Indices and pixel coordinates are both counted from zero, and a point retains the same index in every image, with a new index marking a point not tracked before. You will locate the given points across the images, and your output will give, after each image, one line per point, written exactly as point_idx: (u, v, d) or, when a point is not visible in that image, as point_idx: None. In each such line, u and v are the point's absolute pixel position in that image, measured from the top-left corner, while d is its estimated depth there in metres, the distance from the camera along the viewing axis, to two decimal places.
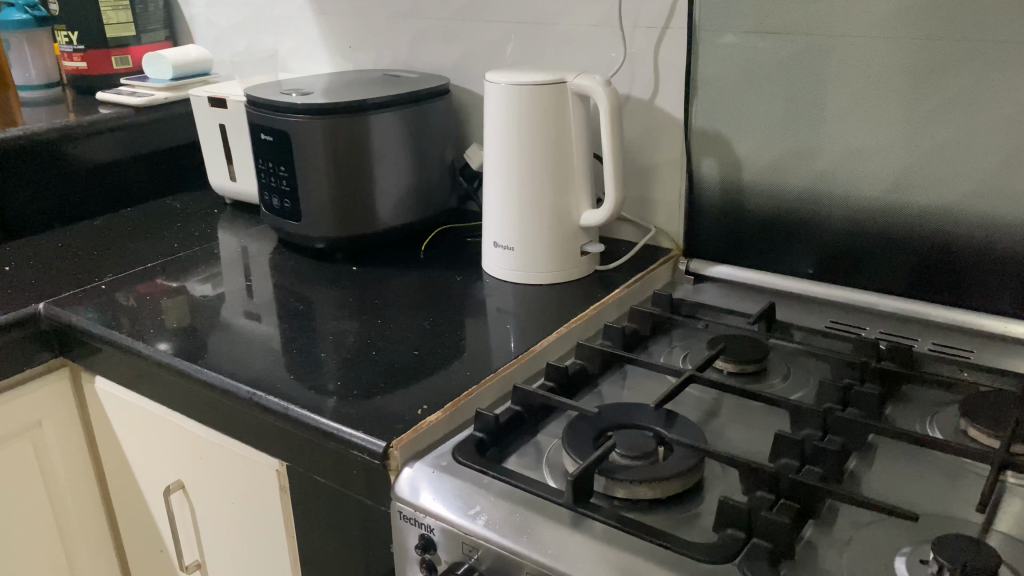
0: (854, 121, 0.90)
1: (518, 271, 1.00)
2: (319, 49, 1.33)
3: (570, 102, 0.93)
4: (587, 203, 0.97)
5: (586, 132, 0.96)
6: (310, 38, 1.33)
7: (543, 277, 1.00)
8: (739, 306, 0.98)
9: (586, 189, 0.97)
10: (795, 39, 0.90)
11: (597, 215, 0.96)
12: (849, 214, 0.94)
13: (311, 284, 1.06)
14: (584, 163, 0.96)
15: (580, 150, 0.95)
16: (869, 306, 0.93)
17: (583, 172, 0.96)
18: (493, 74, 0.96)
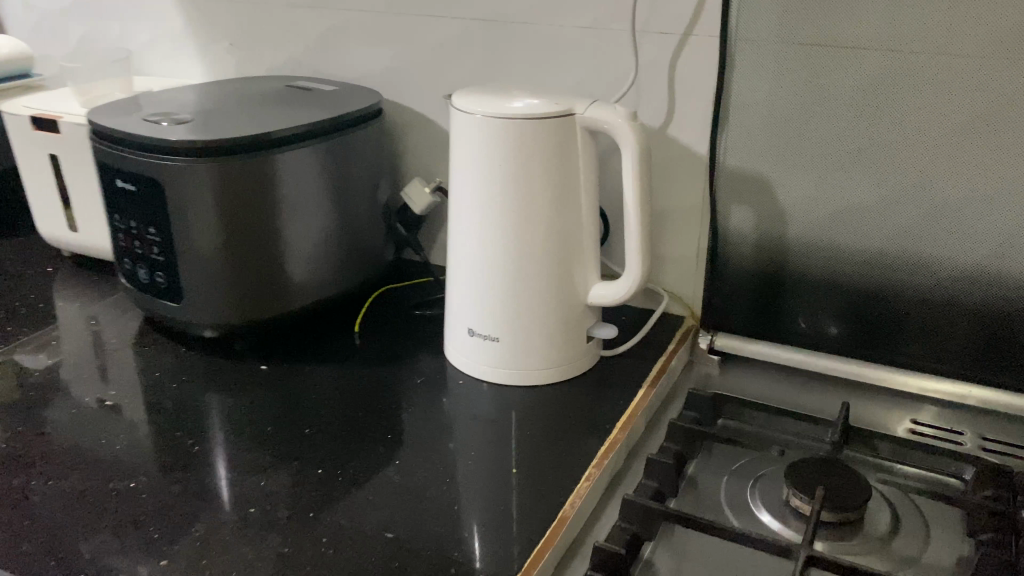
0: (943, 168, 0.69)
1: (504, 369, 0.73)
2: (187, 46, 1.00)
3: (576, 141, 0.67)
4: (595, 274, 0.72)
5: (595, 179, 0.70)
6: (174, 31, 1.00)
7: (538, 375, 0.73)
8: (789, 401, 0.77)
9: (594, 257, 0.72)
10: (869, 57, 0.68)
11: (612, 293, 0.71)
12: (932, 284, 0.73)
13: (203, 391, 0.75)
14: (592, 221, 0.71)
15: (589, 205, 0.70)
16: (952, 398, 0.74)
17: (591, 234, 0.71)
18: (464, 99, 0.69)
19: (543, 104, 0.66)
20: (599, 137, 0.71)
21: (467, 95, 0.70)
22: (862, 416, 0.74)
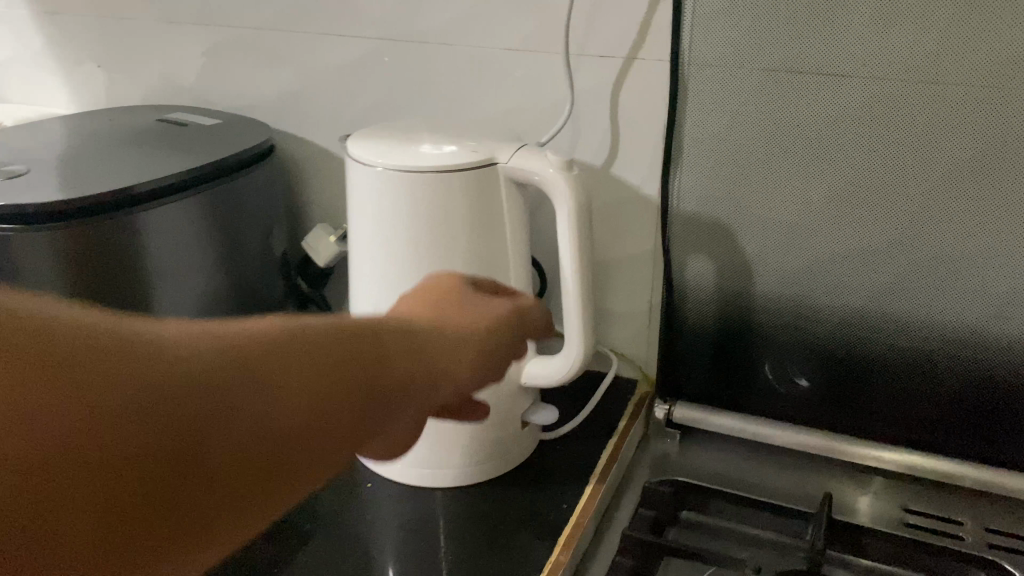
0: (937, 215, 0.58)
1: (424, 469, 0.61)
2: (47, 69, 0.86)
3: (499, 197, 0.55)
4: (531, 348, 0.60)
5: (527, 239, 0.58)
6: (31, 51, 0.85)
7: (467, 474, 0.61)
8: (759, 487, 0.66)
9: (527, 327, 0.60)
10: (847, 86, 0.56)
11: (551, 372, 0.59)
12: (921, 347, 0.62)
13: None
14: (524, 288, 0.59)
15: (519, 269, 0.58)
16: (946, 479, 0.63)
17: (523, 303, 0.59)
18: (362, 146, 0.56)
19: (454, 154, 0.54)
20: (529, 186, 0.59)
21: (365, 141, 0.57)
22: (844, 503, 0.63)
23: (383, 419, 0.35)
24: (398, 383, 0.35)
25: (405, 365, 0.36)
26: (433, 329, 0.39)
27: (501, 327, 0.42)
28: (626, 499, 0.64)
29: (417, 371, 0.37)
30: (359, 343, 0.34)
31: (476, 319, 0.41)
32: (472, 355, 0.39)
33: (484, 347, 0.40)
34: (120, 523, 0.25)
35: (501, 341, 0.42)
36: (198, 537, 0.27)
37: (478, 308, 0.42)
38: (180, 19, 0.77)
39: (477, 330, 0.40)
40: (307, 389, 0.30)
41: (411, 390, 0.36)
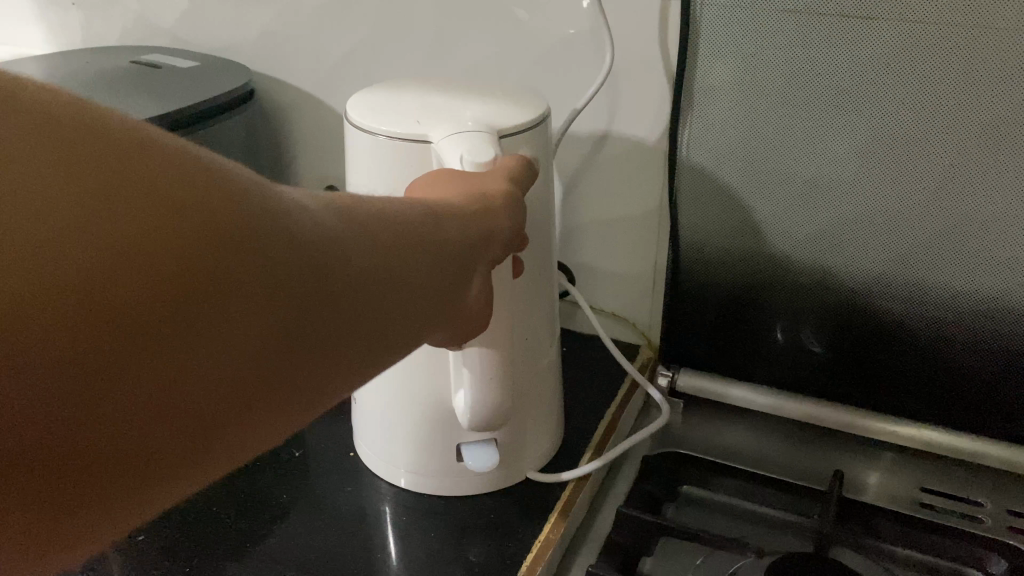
0: (968, 176, 0.53)
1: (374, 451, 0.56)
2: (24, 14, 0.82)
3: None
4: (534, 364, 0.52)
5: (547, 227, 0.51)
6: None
7: (463, 484, 0.54)
8: (765, 462, 0.62)
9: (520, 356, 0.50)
10: (872, 32, 0.51)
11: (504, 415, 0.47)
12: (941, 316, 0.58)
13: None
14: (535, 295, 0.51)
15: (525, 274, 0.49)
16: (968, 458, 0.60)
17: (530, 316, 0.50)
18: (365, 97, 0.50)
19: (464, 131, 0.43)
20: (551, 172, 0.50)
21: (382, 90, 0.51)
22: (853, 481, 0.60)
23: (409, 289, 0.31)
24: (409, 259, 0.31)
25: (412, 246, 0.31)
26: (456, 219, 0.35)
27: (510, 175, 0.42)
28: (625, 472, 0.61)
29: (418, 253, 0.32)
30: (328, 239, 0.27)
31: (501, 194, 0.39)
32: (500, 226, 0.38)
33: (516, 219, 0.40)
34: (138, 427, 0.22)
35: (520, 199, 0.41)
36: (261, 416, 0.25)
37: (485, 180, 0.40)
38: None
39: (510, 204, 0.39)
40: (297, 267, 0.25)
41: (439, 265, 0.33)
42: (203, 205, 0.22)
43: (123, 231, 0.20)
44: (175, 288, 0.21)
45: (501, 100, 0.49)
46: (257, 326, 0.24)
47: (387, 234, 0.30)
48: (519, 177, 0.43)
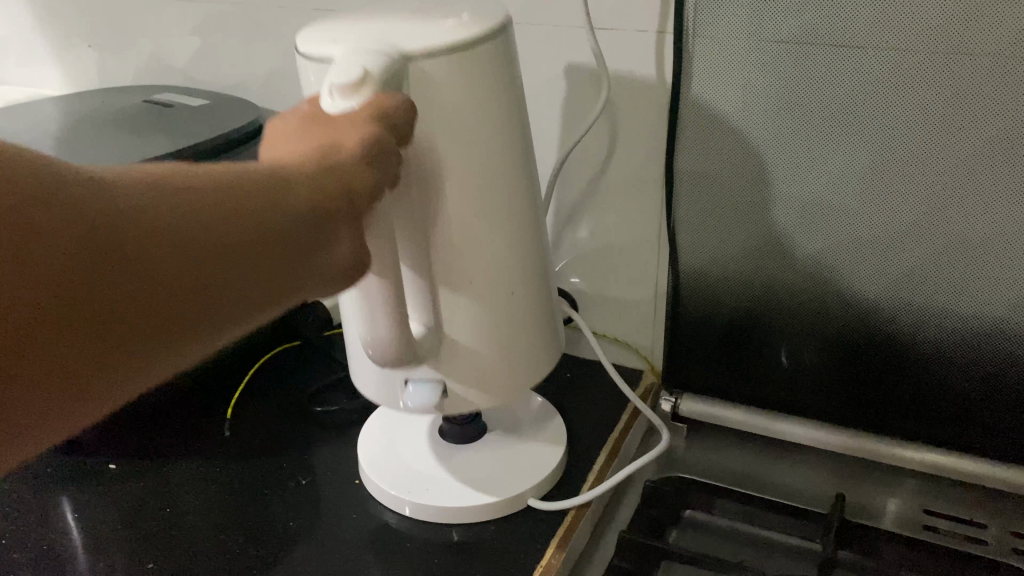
0: (958, 201, 0.54)
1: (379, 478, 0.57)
2: (43, 51, 0.85)
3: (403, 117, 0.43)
4: (469, 313, 0.49)
5: (500, 165, 0.46)
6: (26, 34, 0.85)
7: (465, 512, 0.54)
8: (770, 484, 0.63)
9: (432, 296, 0.48)
10: (862, 59, 0.52)
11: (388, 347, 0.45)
12: (941, 336, 0.58)
13: (38, 504, 0.59)
14: (473, 241, 0.47)
15: (459, 214, 0.46)
16: (975, 480, 0.59)
17: (462, 259, 0.47)
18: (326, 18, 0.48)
19: (352, 54, 0.40)
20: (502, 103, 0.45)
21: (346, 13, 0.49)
22: (858, 503, 0.60)
23: (269, 235, 0.33)
24: (230, 244, 0.31)
25: (236, 230, 0.31)
26: (303, 195, 0.35)
27: (376, 118, 0.38)
28: (627, 501, 0.61)
29: (246, 238, 0.32)
30: (117, 214, 0.28)
31: (354, 149, 0.37)
32: (354, 196, 0.37)
33: (367, 179, 0.37)
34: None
35: (385, 150, 0.38)
36: (79, 399, 0.28)
37: (345, 127, 0.38)
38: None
39: (361, 162, 0.37)
40: (80, 257, 0.26)
41: (271, 249, 0.33)
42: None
43: None
44: None
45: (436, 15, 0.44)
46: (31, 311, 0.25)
47: (207, 214, 0.31)
48: (387, 115, 0.38)
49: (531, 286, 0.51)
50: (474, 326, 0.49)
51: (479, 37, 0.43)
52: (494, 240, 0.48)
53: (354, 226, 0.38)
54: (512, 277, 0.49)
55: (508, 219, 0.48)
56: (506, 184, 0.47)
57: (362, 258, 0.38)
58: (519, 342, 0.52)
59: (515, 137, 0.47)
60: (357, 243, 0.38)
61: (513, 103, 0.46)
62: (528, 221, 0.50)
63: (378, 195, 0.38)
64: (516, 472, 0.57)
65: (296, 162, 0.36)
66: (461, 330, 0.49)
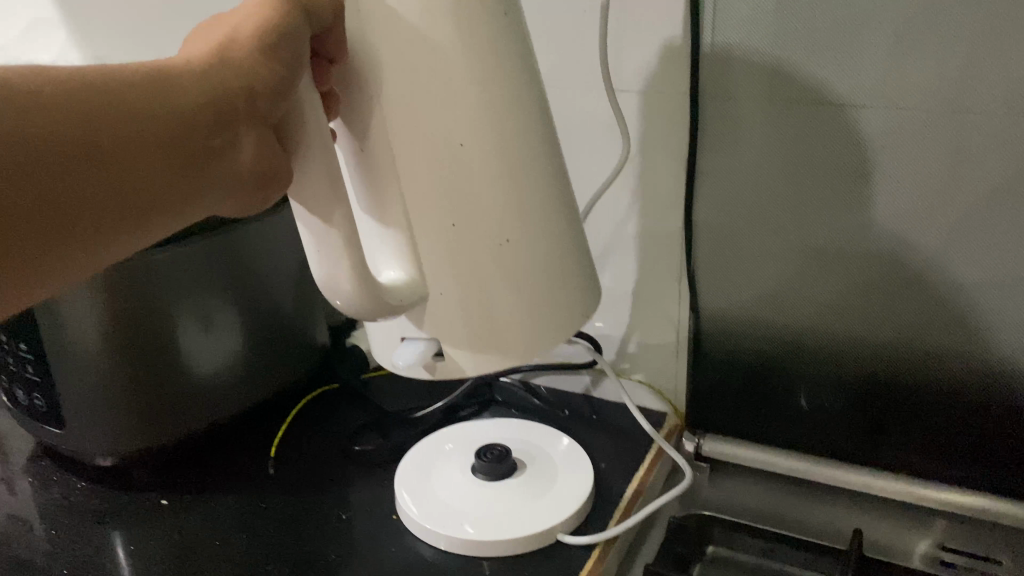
0: (960, 246, 0.57)
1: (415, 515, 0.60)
2: None
3: (358, 40, 0.41)
4: (446, 257, 0.45)
5: (478, 86, 0.42)
6: None
7: (499, 544, 0.57)
8: (791, 522, 0.65)
9: (406, 232, 0.45)
10: (867, 118, 0.56)
11: (344, 290, 0.43)
12: (952, 377, 0.61)
13: (94, 535, 0.63)
14: (449, 170, 0.43)
15: (429, 138, 0.43)
16: (992, 517, 0.61)
17: (437, 190, 0.43)
18: None
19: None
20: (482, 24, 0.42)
21: None
22: (877, 540, 0.62)
23: (140, 115, 0.34)
24: (129, 145, 0.34)
25: (137, 131, 0.34)
26: (196, 90, 0.37)
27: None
28: (652, 537, 0.63)
29: (145, 140, 0.34)
30: (19, 125, 0.30)
31: (250, 38, 0.38)
32: (256, 90, 0.38)
33: (269, 74, 0.38)
34: None
35: (292, 35, 0.39)
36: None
37: (248, 17, 0.39)
38: None
39: (261, 56, 0.38)
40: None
41: (174, 147, 0.36)
42: None
43: None
44: None
45: None
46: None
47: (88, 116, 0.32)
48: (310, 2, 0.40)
49: (540, 225, 0.46)
50: (456, 267, 0.45)
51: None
52: (476, 170, 0.43)
53: (261, 125, 0.39)
54: (506, 213, 0.45)
55: (494, 149, 0.44)
56: (491, 107, 0.43)
57: (274, 158, 0.39)
58: (517, 289, 0.46)
59: (502, 54, 0.43)
60: (267, 142, 0.39)
61: (494, 20, 0.43)
62: (528, 155, 0.45)
63: (291, 90, 0.39)
64: (548, 510, 0.60)
65: (189, 57, 0.38)
66: (442, 276, 0.45)
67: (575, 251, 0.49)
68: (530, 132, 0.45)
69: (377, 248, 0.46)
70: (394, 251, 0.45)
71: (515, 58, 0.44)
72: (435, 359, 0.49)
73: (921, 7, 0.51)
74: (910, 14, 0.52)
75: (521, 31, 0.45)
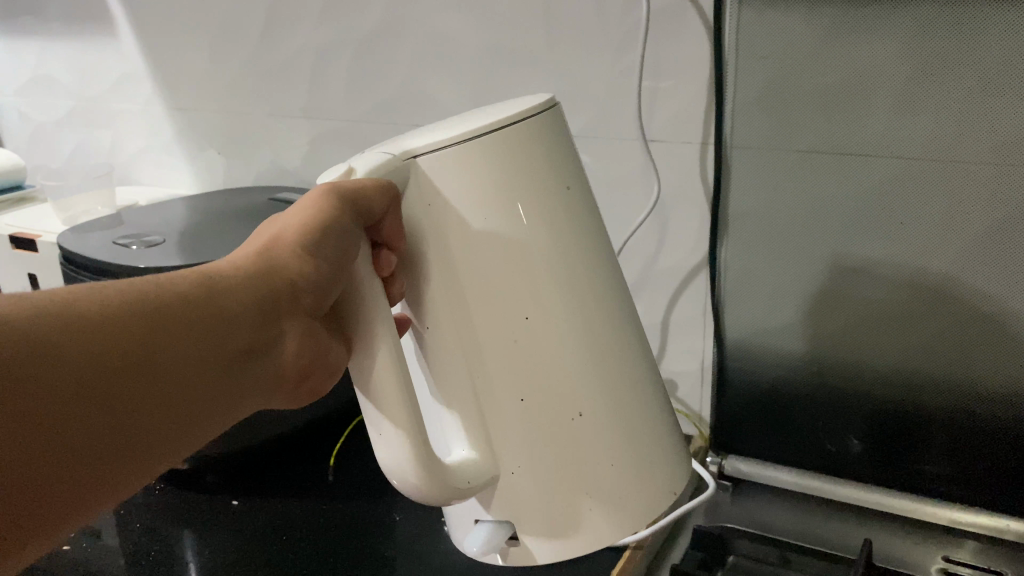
0: (959, 283, 0.63)
1: None
2: (188, 157, 1.04)
3: (431, 212, 0.47)
4: (516, 430, 0.50)
5: (547, 263, 0.48)
6: (176, 143, 1.04)
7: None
8: (806, 533, 0.70)
9: (474, 414, 0.50)
10: (870, 169, 0.63)
11: (406, 479, 0.47)
12: (958, 402, 0.66)
13: (173, 530, 0.70)
14: (519, 349, 0.48)
15: (501, 319, 0.48)
16: (993, 532, 0.66)
17: (510, 368, 0.49)
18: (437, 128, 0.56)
19: (363, 159, 0.47)
20: (546, 197, 0.48)
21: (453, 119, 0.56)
22: (884, 550, 0.67)
23: (244, 322, 0.41)
24: (206, 342, 0.39)
25: (218, 331, 0.40)
26: (245, 295, 0.42)
27: (331, 194, 0.44)
28: (679, 543, 0.69)
29: (230, 339, 0.41)
30: (154, 335, 0.37)
31: (294, 241, 0.44)
32: (302, 284, 0.44)
33: (315, 272, 0.43)
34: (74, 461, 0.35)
35: (339, 234, 0.44)
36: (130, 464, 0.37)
37: (296, 218, 0.45)
38: (290, 114, 0.92)
39: (305, 256, 0.43)
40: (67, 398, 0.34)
41: (257, 343, 0.43)
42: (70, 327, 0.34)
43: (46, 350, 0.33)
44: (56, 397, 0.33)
45: (457, 123, 0.50)
46: (73, 418, 0.34)
47: (152, 331, 0.37)
48: (359, 203, 0.43)
49: (610, 399, 0.50)
50: (525, 445, 0.50)
51: (487, 128, 0.47)
52: (545, 343, 0.48)
53: (304, 319, 0.45)
54: (572, 389, 0.49)
55: (564, 323, 0.49)
56: (562, 281, 0.49)
57: (320, 349, 0.46)
58: (589, 456, 0.50)
59: (566, 226, 0.49)
60: (306, 337, 0.45)
61: (557, 193, 0.49)
62: (598, 321, 0.50)
63: (330, 286, 0.44)
64: None
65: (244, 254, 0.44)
66: (513, 448, 0.50)
67: (650, 409, 0.53)
68: (601, 299, 0.50)
69: (447, 430, 0.51)
70: (463, 433, 0.50)
71: (581, 229, 0.50)
72: (509, 543, 0.53)
73: (919, 67, 0.58)
74: (909, 73, 0.59)
75: (584, 202, 0.51)
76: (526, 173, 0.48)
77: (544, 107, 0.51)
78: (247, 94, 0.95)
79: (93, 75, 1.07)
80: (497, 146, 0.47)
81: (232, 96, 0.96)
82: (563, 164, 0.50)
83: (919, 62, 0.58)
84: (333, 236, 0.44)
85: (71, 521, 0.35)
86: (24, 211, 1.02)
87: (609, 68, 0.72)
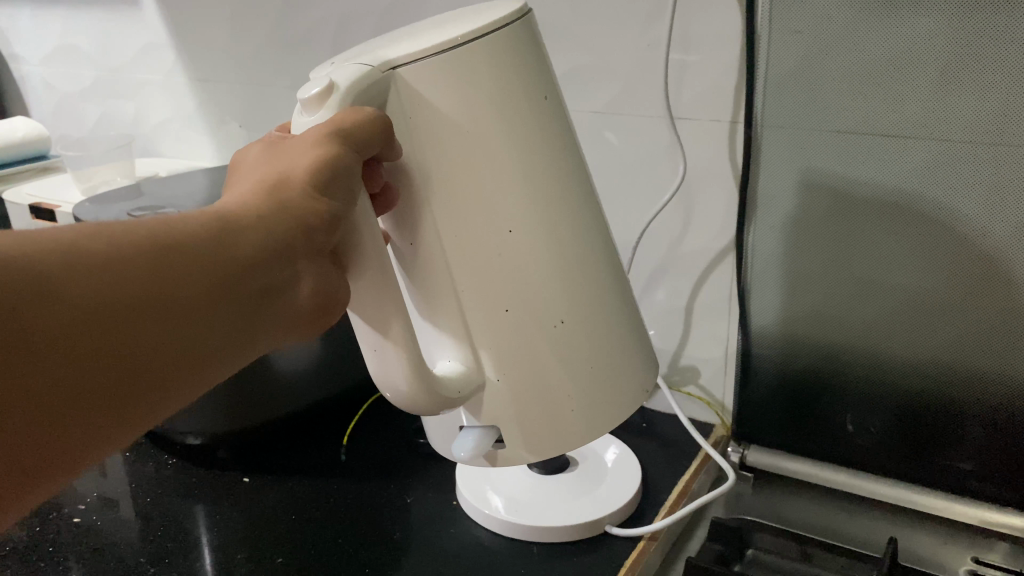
0: (1004, 272, 0.59)
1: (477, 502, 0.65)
2: (210, 132, 1.03)
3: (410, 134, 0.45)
4: (499, 338, 0.48)
5: (533, 188, 0.46)
6: (198, 117, 1.03)
7: (558, 531, 0.62)
8: (829, 530, 0.68)
9: (466, 333, 0.48)
10: (910, 149, 0.60)
11: (398, 386, 0.46)
12: (992, 398, 0.63)
13: (184, 506, 0.70)
14: (503, 269, 0.47)
15: (478, 228, 0.46)
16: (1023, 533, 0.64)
17: (490, 284, 0.47)
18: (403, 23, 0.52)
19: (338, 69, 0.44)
20: (532, 122, 0.46)
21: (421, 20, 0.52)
22: (909, 549, 0.65)
23: (264, 268, 0.39)
24: (220, 290, 0.37)
25: (235, 277, 0.37)
26: (264, 237, 0.39)
27: (334, 133, 0.40)
28: (696, 535, 0.68)
29: (248, 288, 0.38)
30: (170, 281, 0.35)
31: (303, 177, 0.40)
32: (317, 224, 0.40)
33: (326, 210, 0.40)
34: (74, 406, 0.33)
35: (346, 171, 0.40)
36: (135, 414, 0.35)
37: (298, 155, 0.41)
38: None
39: (316, 195, 0.40)
40: (63, 335, 0.32)
41: (274, 291, 0.40)
42: (79, 264, 0.32)
43: (50, 287, 0.31)
44: (61, 338, 0.32)
45: (425, 34, 0.46)
46: (80, 362, 0.32)
47: (157, 275, 0.35)
48: (352, 138, 0.40)
49: (592, 315, 0.49)
50: (518, 365, 0.48)
51: (461, 37, 0.44)
52: (524, 255, 0.47)
53: (318, 261, 0.42)
54: (549, 298, 0.47)
55: (542, 244, 0.47)
56: (544, 200, 0.47)
57: (332, 285, 0.42)
58: (563, 371, 0.49)
59: (545, 140, 0.47)
60: (323, 276, 0.42)
61: (533, 101, 0.46)
62: (574, 245, 0.48)
63: (343, 218, 0.41)
64: (596, 502, 0.64)
65: (248, 190, 0.40)
66: (503, 362, 0.48)
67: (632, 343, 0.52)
68: (585, 240, 0.49)
69: (432, 338, 0.49)
70: (449, 342, 0.49)
71: (554, 138, 0.47)
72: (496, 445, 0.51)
73: (958, 44, 0.55)
74: (952, 53, 0.55)
75: (561, 116, 0.48)
76: (502, 84, 0.45)
77: (518, 14, 0.47)
78: (268, 67, 0.93)
79: (117, 45, 1.07)
80: (476, 57, 0.45)
81: (251, 68, 0.95)
82: (535, 71, 0.47)
83: (961, 39, 0.55)
84: (337, 171, 0.40)
85: (70, 468, 0.34)
86: (45, 183, 1.02)
87: (635, 44, 0.70)
